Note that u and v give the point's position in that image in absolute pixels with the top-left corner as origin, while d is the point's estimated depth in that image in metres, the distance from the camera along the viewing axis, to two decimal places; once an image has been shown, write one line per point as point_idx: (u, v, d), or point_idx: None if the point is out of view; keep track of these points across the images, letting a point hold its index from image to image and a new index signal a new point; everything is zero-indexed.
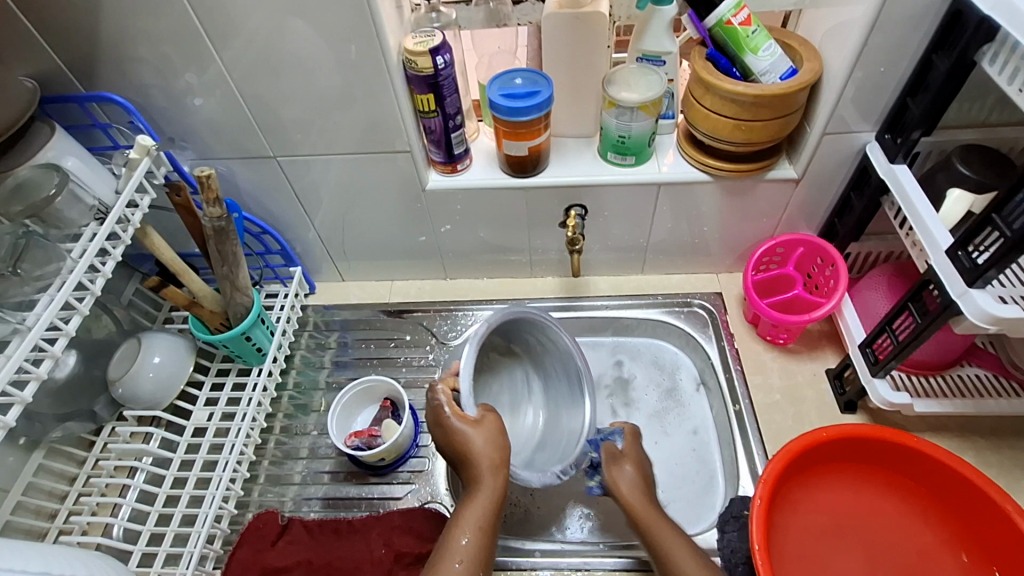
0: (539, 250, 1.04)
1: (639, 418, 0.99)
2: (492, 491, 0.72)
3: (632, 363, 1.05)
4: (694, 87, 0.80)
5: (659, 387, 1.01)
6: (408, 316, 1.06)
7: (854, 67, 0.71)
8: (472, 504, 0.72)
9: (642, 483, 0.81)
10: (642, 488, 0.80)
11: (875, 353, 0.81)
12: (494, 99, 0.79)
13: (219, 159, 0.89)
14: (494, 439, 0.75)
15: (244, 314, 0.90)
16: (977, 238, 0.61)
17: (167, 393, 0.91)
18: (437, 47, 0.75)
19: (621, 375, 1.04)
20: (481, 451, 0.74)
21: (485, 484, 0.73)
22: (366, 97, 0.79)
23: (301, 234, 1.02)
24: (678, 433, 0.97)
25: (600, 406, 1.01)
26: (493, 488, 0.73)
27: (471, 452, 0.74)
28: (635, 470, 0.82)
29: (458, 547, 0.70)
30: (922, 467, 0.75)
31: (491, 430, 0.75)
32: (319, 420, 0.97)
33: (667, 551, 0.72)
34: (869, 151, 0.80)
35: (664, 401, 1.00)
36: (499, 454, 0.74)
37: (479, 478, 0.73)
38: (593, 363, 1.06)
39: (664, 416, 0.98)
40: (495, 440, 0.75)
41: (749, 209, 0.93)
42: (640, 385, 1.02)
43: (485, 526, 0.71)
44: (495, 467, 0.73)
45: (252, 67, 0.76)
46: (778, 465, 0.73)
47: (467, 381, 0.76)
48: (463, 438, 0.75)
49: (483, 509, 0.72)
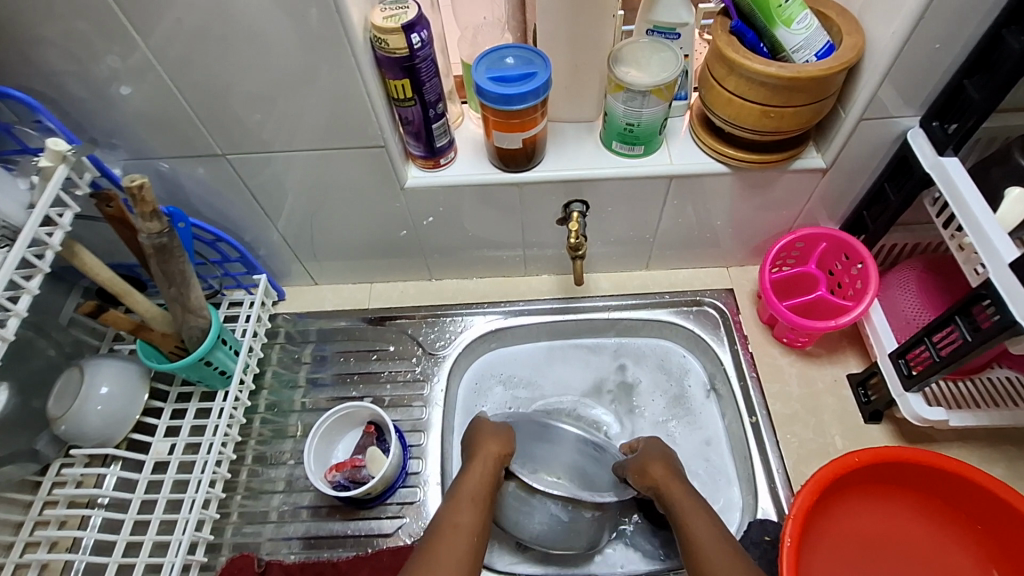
0: (533, 246, 0.93)
1: (647, 427, 0.91)
2: (487, 474, 0.74)
3: (637, 366, 0.96)
4: (715, 65, 0.68)
5: (667, 395, 0.93)
6: (391, 324, 0.96)
7: (905, 45, 0.61)
8: (467, 480, 0.73)
9: (671, 469, 0.76)
10: (670, 474, 0.76)
11: (910, 365, 0.73)
12: (481, 85, 0.67)
13: (160, 158, 0.75)
14: (499, 433, 0.79)
15: (202, 337, 0.79)
16: None
17: (119, 425, 0.81)
18: (411, 23, 0.62)
19: (625, 380, 0.95)
20: (489, 437, 0.79)
21: (481, 459, 0.76)
22: (328, 84, 0.66)
23: (264, 237, 0.90)
24: (688, 443, 0.89)
25: (605, 416, 0.92)
26: (483, 474, 0.74)
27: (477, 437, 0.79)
28: (659, 460, 0.77)
29: (456, 514, 0.69)
30: (948, 484, 0.69)
31: (496, 431, 0.80)
32: (296, 447, 0.88)
33: (690, 529, 0.69)
34: (912, 139, 0.70)
35: (674, 409, 0.92)
36: (500, 446, 0.78)
37: (477, 456, 0.76)
38: (594, 366, 0.97)
39: (672, 424, 0.91)
40: (502, 436, 0.79)
41: (769, 200, 0.83)
42: (645, 391, 0.94)
43: (479, 498, 0.72)
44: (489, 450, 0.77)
45: (184, 51, 0.62)
46: (806, 499, 0.66)
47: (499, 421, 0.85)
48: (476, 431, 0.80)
49: (479, 482, 0.73)
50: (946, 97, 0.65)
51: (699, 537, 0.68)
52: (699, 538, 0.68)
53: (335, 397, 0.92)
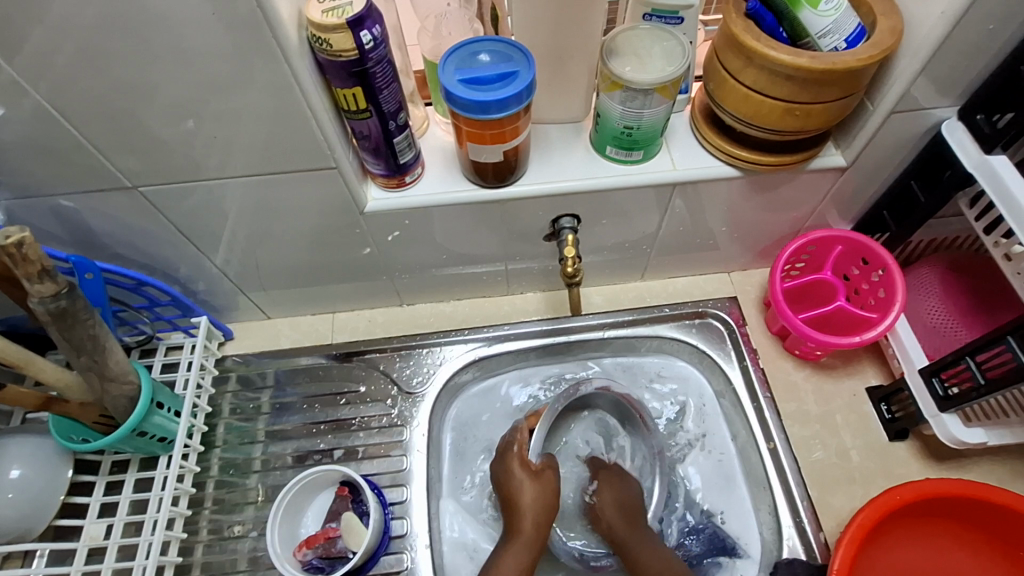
0: (517, 261, 0.82)
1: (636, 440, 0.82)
2: (529, 550, 0.68)
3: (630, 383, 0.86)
4: (727, 53, 0.58)
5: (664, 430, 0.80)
6: (359, 359, 0.84)
7: (952, 30, 0.52)
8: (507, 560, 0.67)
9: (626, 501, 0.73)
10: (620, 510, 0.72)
11: (945, 384, 0.67)
12: (451, 90, 0.55)
13: (55, 194, 0.61)
14: (542, 495, 0.71)
15: (131, 405, 0.65)
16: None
17: (34, 517, 0.67)
18: (358, 17, 0.49)
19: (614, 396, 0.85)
20: (531, 506, 0.71)
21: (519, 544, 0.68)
22: (258, 98, 0.53)
23: (199, 272, 0.76)
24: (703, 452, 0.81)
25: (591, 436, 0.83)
26: (526, 553, 0.68)
27: (518, 503, 0.71)
28: (611, 490, 0.74)
29: None
30: (991, 514, 0.64)
31: (540, 493, 0.72)
32: (258, 515, 0.76)
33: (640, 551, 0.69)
34: (948, 133, 0.62)
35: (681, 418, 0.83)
36: (541, 516, 0.70)
37: (520, 530, 0.69)
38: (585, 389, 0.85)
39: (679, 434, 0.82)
40: (547, 495, 0.72)
41: (780, 203, 0.73)
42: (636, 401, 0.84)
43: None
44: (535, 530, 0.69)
45: (60, 63, 0.48)
46: (848, 552, 0.60)
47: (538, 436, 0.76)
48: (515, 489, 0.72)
49: (522, 562, 0.67)
50: (996, 85, 0.56)
51: (650, 561, 0.68)
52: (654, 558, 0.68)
53: (300, 451, 0.80)
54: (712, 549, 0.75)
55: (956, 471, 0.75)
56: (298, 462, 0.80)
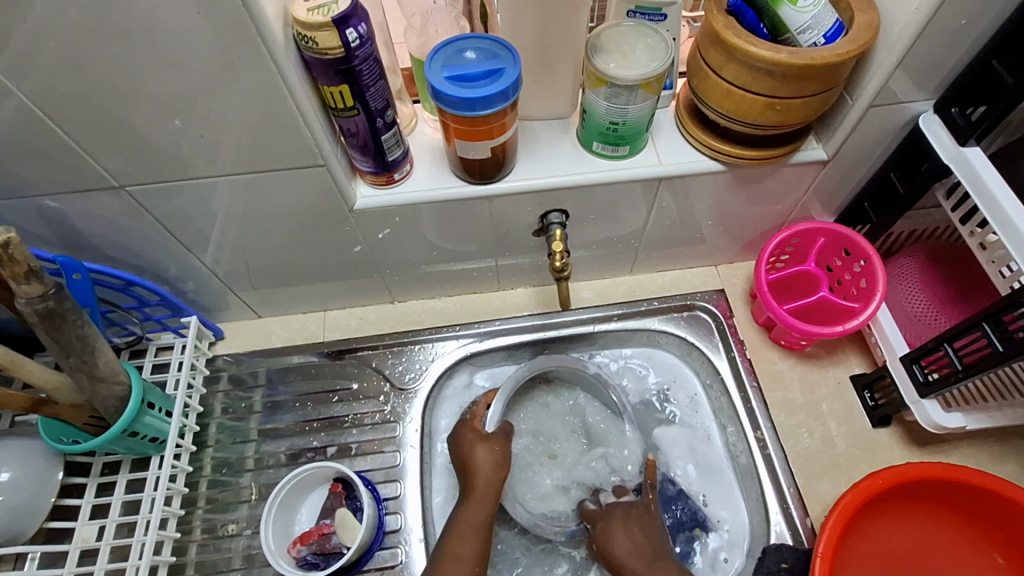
0: (506, 257, 0.83)
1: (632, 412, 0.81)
2: (488, 503, 0.70)
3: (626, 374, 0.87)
4: (709, 50, 0.59)
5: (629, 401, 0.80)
6: (351, 356, 0.84)
7: (927, 25, 0.53)
8: (467, 514, 0.70)
9: (651, 543, 0.69)
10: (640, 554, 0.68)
11: (925, 371, 0.69)
12: (438, 86, 0.55)
13: (41, 195, 0.60)
14: (494, 456, 0.73)
15: (121, 406, 0.65)
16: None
17: (26, 520, 0.66)
18: (344, 15, 0.49)
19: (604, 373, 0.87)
20: (484, 465, 0.73)
21: (479, 495, 0.71)
22: (244, 95, 0.53)
23: (188, 272, 0.76)
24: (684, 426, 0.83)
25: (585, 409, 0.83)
26: (481, 509, 0.70)
27: (472, 464, 0.73)
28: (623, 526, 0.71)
29: (456, 543, 0.68)
30: (970, 496, 0.66)
31: (492, 454, 0.73)
32: (252, 514, 0.77)
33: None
34: (925, 126, 0.63)
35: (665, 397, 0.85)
36: (496, 472, 0.72)
37: (473, 489, 0.71)
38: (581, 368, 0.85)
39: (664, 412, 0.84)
40: (499, 459, 0.73)
41: (764, 197, 0.75)
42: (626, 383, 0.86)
43: (478, 533, 0.69)
44: (489, 485, 0.71)
45: (44, 63, 0.47)
46: (833, 534, 0.62)
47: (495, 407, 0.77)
48: (469, 452, 0.74)
49: (480, 515, 0.70)
50: (971, 79, 0.57)
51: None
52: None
53: (293, 449, 0.80)
54: (684, 525, 0.77)
55: (939, 456, 0.77)
56: (292, 460, 0.80)
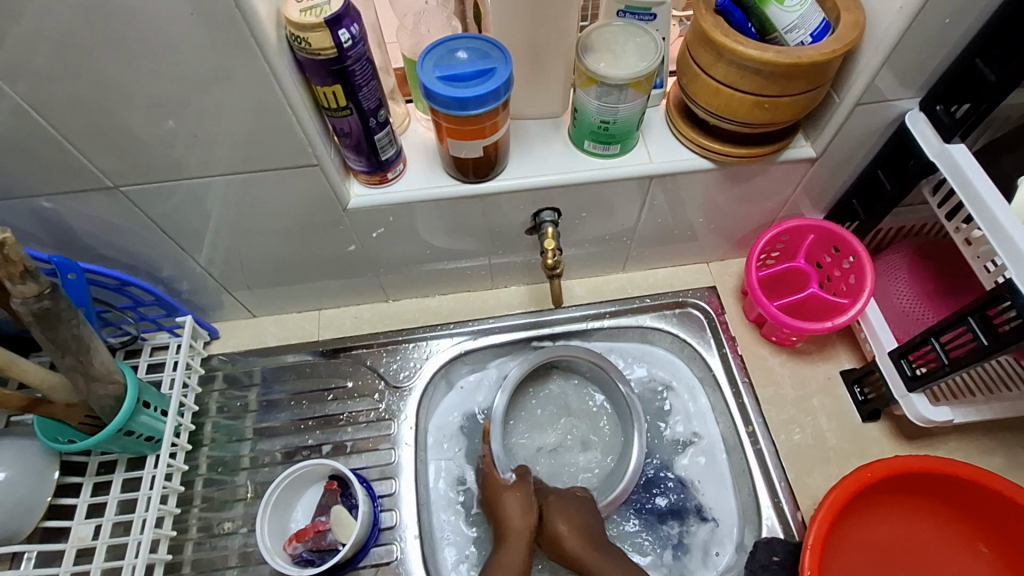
0: (499, 255, 0.83)
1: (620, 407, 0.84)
2: (522, 554, 0.69)
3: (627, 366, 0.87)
4: (698, 49, 0.59)
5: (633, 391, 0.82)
6: (346, 355, 0.85)
7: (911, 24, 0.54)
8: (504, 566, 0.68)
9: (586, 525, 0.71)
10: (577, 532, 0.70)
11: (912, 365, 0.70)
12: (430, 86, 0.56)
13: (35, 196, 0.61)
14: (523, 504, 0.71)
15: (116, 405, 0.65)
16: (1002, 306, 0.57)
17: (22, 519, 0.67)
18: (336, 15, 0.50)
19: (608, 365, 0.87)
20: (516, 516, 0.71)
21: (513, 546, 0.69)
22: (238, 96, 0.53)
23: (183, 272, 0.76)
24: (681, 416, 0.84)
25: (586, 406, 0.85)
26: (517, 558, 0.69)
27: (503, 515, 0.71)
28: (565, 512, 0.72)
29: None
30: (956, 488, 0.67)
31: (521, 502, 0.72)
32: (248, 512, 0.77)
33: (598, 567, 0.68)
34: (910, 124, 0.64)
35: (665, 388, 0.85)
36: (525, 521, 0.70)
37: (506, 538, 0.70)
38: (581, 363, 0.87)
39: (663, 403, 0.85)
40: (527, 507, 0.71)
41: (754, 194, 0.75)
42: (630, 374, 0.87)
43: None
44: (521, 534, 0.70)
45: (37, 64, 0.48)
46: (822, 527, 0.62)
47: (497, 445, 0.75)
48: (497, 501, 0.72)
49: (515, 567, 0.68)
50: (954, 77, 0.58)
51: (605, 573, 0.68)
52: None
53: (289, 448, 0.81)
54: (678, 515, 0.78)
55: (927, 449, 0.78)
56: (287, 458, 0.80)
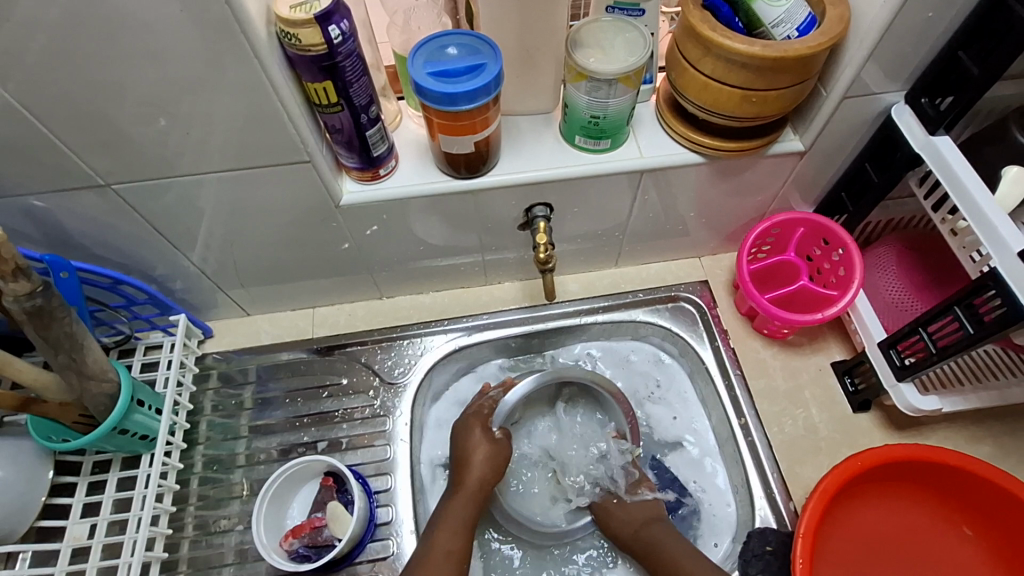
0: (493, 251, 0.84)
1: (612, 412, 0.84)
2: (474, 504, 0.72)
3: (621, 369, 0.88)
4: (686, 44, 0.60)
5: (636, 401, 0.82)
6: (340, 352, 0.85)
7: (895, 18, 0.55)
8: (453, 512, 0.70)
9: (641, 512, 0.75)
10: (633, 522, 0.74)
11: (901, 355, 0.70)
12: (420, 82, 0.56)
13: (26, 195, 0.61)
14: (491, 459, 0.74)
15: (111, 404, 0.65)
16: (985, 294, 0.58)
17: (17, 519, 0.67)
18: (326, 12, 0.50)
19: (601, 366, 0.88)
20: (478, 464, 0.74)
21: (463, 496, 0.72)
22: (229, 94, 0.54)
23: (176, 271, 0.77)
24: (678, 416, 0.84)
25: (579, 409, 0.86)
26: (467, 505, 0.71)
27: (467, 462, 0.74)
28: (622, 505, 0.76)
29: (445, 539, 0.68)
30: (943, 475, 0.68)
31: (486, 455, 0.75)
32: (244, 509, 0.77)
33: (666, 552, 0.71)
34: (896, 117, 0.65)
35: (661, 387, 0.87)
36: (487, 474, 0.73)
37: (463, 484, 0.73)
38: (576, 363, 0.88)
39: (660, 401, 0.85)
40: (495, 462, 0.75)
41: (743, 189, 0.76)
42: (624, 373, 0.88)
43: (465, 528, 0.70)
44: (481, 480, 0.73)
45: (28, 63, 0.48)
46: (813, 516, 0.63)
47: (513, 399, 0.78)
48: (468, 448, 0.75)
49: (467, 514, 0.71)
50: (938, 71, 0.59)
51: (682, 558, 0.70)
52: (678, 561, 0.69)
53: (284, 445, 0.81)
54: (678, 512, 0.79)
55: (917, 438, 0.79)
56: (283, 456, 0.80)
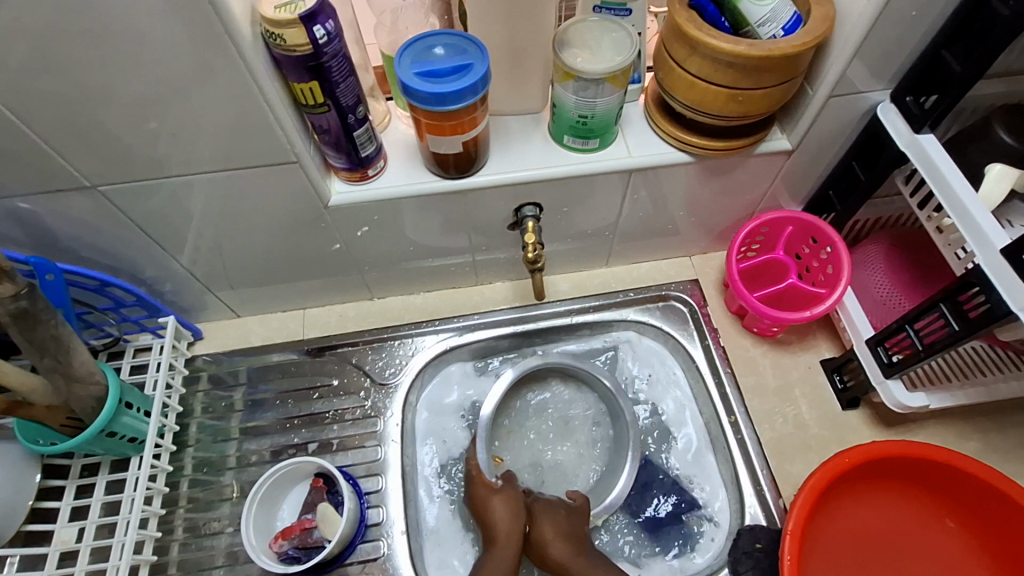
0: (483, 251, 0.84)
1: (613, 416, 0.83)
2: (509, 559, 0.69)
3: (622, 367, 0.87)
4: (673, 45, 0.60)
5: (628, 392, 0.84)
6: (331, 353, 0.85)
7: (879, 18, 0.55)
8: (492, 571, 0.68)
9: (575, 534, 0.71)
10: (570, 540, 0.71)
11: (889, 352, 0.71)
12: (407, 82, 0.56)
13: (11, 197, 0.60)
14: (510, 508, 0.72)
15: (98, 407, 0.65)
16: (970, 291, 0.58)
17: (4, 523, 0.66)
18: (311, 12, 0.50)
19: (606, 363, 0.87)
20: (501, 519, 0.72)
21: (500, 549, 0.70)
22: (214, 94, 0.53)
23: (166, 272, 0.76)
24: (676, 414, 0.83)
25: (574, 413, 0.86)
26: (506, 560, 0.69)
27: (489, 517, 0.72)
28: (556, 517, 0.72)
29: None
30: (931, 471, 0.68)
31: (509, 507, 0.72)
32: (234, 512, 0.77)
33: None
34: (882, 115, 0.65)
35: (663, 385, 0.85)
36: (513, 525, 0.71)
37: (495, 541, 0.71)
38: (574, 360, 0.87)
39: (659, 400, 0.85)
40: (514, 510, 0.72)
41: (731, 187, 0.76)
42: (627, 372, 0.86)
43: None
44: (508, 535, 0.71)
45: (10, 65, 0.48)
46: (802, 514, 0.63)
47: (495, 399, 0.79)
48: (483, 503, 0.73)
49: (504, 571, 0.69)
50: (923, 70, 0.60)
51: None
52: None
53: (275, 447, 0.81)
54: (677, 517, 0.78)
55: (906, 435, 0.79)
56: (273, 457, 0.80)
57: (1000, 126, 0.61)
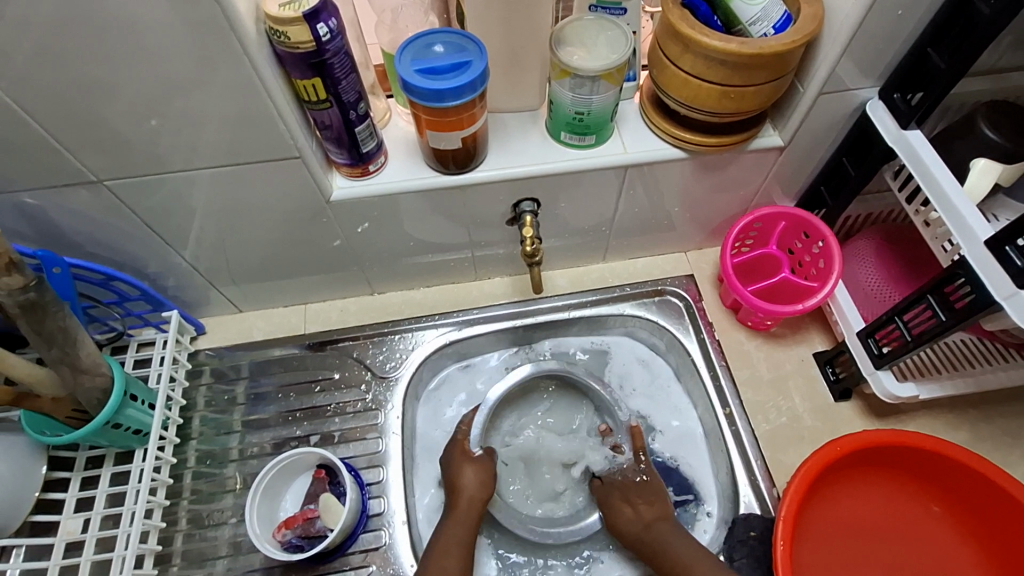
0: (483, 247, 0.85)
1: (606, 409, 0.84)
2: (470, 524, 0.73)
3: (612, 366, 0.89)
4: (667, 43, 0.62)
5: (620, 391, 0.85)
6: (333, 347, 0.86)
7: (866, 16, 0.56)
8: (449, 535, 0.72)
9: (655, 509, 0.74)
10: (644, 519, 0.74)
11: (879, 343, 0.73)
12: (407, 79, 0.58)
13: (19, 192, 0.61)
14: (480, 477, 0.76)
15: (103, 399, 0.66)
16: (955, 282, 0.60)
17: (10, 513, 0.67)
18: (314, 10, 0.51)
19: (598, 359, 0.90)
20: (467, 487, 0.75)
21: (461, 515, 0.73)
22: (219, 91, 0.55)
23: (169, 267, 0.77)
24: (665, 406, 0.86)
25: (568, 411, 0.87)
26: (467, 523, 0.73)
27: (457, 484, 0.75)
28: (625, 499, 0.76)
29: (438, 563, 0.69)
30: (922, 460, 0.70)
31: (478, 477, 0.76)
32: (237, 503, 0.78)
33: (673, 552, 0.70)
34: (871, 112, 0.67)
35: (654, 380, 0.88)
36: (480, 492, 0.75)
37: (456, 506, 0.74)
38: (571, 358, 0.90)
39: (653, 393, 0.87)
40: (485, 479, 0.76)
41: (724, 183, 0.78)
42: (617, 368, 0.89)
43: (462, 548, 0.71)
44: (472, 501, 0.74)
45: (21, 62, 0.49)
46: (795, 501, 0.65)
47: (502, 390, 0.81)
48: (456, 470, 0.76)
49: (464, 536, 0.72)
50: (909, 68, 0.61)
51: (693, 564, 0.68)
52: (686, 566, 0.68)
53: (277, 439, 0.82)
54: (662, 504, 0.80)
55: (897, 426, 0.81)
56: (275, 450, 0.81)
57: (985, 122, 0.62)
